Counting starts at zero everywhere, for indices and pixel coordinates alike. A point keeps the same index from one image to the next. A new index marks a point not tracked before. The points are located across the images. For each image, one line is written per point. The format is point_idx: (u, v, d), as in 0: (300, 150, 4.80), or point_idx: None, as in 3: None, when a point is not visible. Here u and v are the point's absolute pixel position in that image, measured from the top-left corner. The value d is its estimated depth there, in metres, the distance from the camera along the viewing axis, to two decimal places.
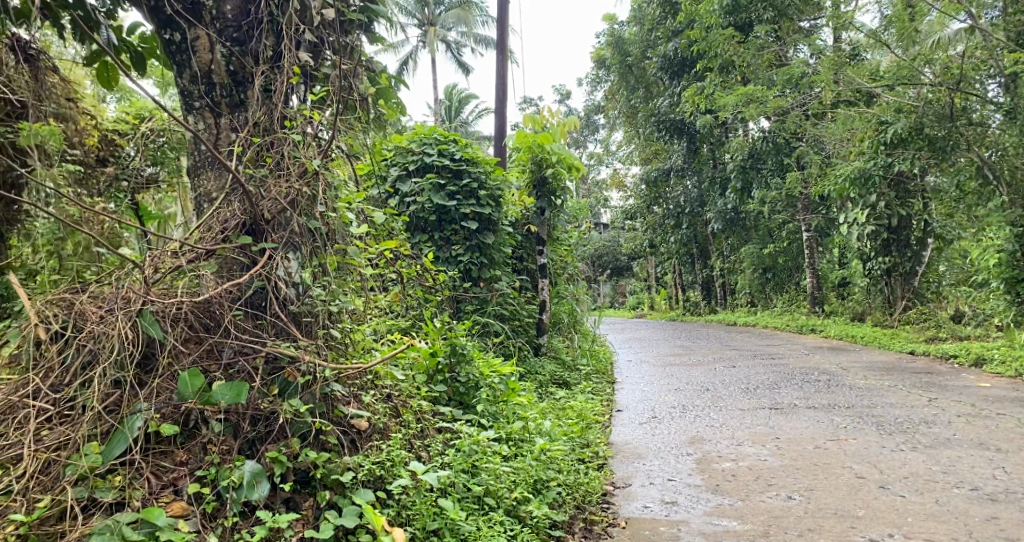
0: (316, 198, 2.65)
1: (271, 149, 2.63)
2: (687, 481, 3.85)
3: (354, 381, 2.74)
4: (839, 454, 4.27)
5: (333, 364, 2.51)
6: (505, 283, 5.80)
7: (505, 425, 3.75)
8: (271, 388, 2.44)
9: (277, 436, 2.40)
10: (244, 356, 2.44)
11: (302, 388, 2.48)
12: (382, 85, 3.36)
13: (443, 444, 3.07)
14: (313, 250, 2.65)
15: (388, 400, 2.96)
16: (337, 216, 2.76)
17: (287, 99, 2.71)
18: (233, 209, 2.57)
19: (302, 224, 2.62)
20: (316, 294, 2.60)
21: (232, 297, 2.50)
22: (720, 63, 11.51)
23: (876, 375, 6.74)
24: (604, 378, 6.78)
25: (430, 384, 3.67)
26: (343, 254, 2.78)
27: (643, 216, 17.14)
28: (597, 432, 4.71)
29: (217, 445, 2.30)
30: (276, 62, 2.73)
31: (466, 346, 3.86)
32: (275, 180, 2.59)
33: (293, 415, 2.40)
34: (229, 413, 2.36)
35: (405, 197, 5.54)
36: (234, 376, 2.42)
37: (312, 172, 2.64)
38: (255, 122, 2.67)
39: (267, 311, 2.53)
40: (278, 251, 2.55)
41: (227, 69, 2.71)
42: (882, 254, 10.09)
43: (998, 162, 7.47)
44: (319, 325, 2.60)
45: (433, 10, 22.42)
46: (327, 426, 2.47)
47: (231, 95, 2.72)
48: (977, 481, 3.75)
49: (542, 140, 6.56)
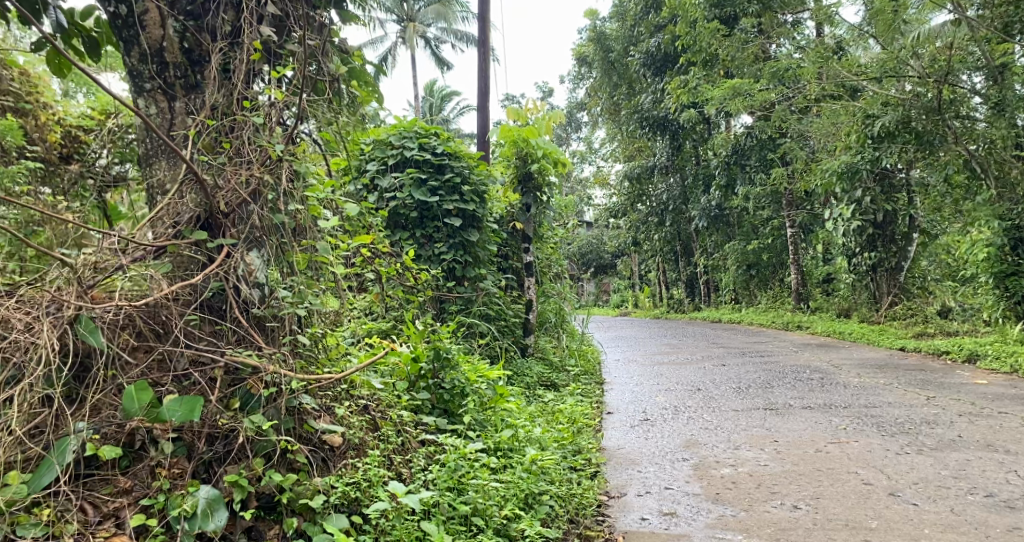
0: (279, 189, 2.40)
1: (230, 134, 2.37)
2: (686, 489, 3.63)
3: (327, 392, 2.49)
4: (844, 458, 4.07)
5: (301, 374, 2.26)
6: (491, 282, 5.58)
7: (492, 435, 3.48)
8: (231, 402, 2.18)
9: (237, 457, 2.13)
10: (200, 368, 2.18)
11: (266, 401, 2.22)
12: (355, 65, 3.11)
13: (427, 459, 2.81)
14: (278, 247, 2.41)
15: (366, 412, 2.72)
16: (305, 209, 2.50)
17: (249, 78, 2.45)
18: (186, 201, 2.30)
19: (264, 218, 2.36)
20: (283, 296, 2.35)
21: (185, 301, 2.23)
22: (703, 57, 11.32)
23: (869, 373, 6.56)
24: (593, 379, 6.55)
25: (412, 392, 3.40)
26: (312, 251, 2.53)
27: (626, 213, 16.93)
28: (588, 438, 4.46)
29: (167, 469, 2.04)
30: (236, 39, 2.46)
31: (451, 350, 3.55)
32: (234, 168, 2.33)
33: (256, 433, 2.14)
34: (181, 431, 2.09)
35: (385, 194, 5.30)
36: (188, 390, 2.16)
37: (276, 159, 2.38)
38: (212, 104, 2.39)
39: (228, 316, 2.27)
40: (238, 247, 2.31)
41: (181, 46, 2.42)
42: (868, 250, 9.94)
43: (985, 156, 7.33)
44: (286, 330, 2.33)
45: (412, 5, 22.09)
46: (294, 445, 2.21)
47: (186, 76, 2.43)
48: (991, 487, 3.56)
49: (526, 134, 6.30)
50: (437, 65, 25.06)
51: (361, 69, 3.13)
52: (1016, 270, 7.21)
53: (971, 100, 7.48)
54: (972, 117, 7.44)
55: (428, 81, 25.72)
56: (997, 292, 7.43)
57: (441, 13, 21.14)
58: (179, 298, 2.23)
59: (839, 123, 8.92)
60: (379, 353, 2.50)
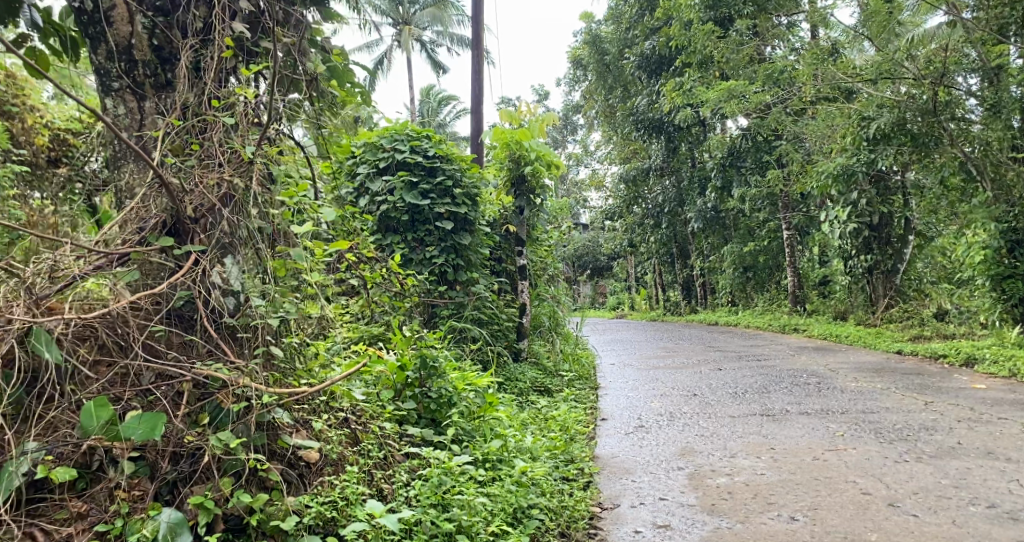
0: (251, 192, 2.30)
1: (199, 134, 2.27)
2: (681, 500, 3.53)
3: (303, 405, 2.39)
4: (842, 466, 3.97)
5: (273, 388, 2.16)
6: (483, 286, 5.47)
7: (480, 446, 3.36)
8: (200, 417, 2.09)
9: (203, 477, 2.05)
10: (167, 382, 2.09)
11: (236, 416, 2.13)
12: (334, 63, 3.01)
13: (410, 473, 2.70)
14: (252, 254, 2.31)
15: (346, 425, 2.61)
16: (280, 214, 2.41)
17: (220, 76, 2.35)
18: (151, 206, 2.20)
19: (235, 223, 2.26)
20: (257, 305, 2.25)
21: (151, 310, 2.13)
22: (698, 59, 11.24)
23: (867, 377, 6.47)
24: (588, 384, 6.45)
25: (398, 402, 3.28)
26: (287, 259, 2.43)
27: (622, 215, 16.83)
28: (581, 446, 4.36)
29: (127, 491, 1.96)
30: (207, 35, 2.36)
31: (438, 358, 3.44)
32: (203, 170, 2.23)
33: (222, 451, 2.04)
34: (145, 449, 2.01)
35: (376, 197, 5.21)
36: (155, 405, 2.07)
37: (247, 162, 2.29)
38: (184, 104, 2.29)
39: (197, 328, 2.18)
40: (207, 254, 2.21)
41: (150, 43, 2.32)
42: (864, 252, 9.87)
43: (981, 158, 7.24)
44: (258, 342, 2.24)
45: (408, 8, 22.02)
46: (265, 463, 2.11)
47: (156, 75, 2.33)
48: (993, 497, 3.47)
49: (519, 136, 6.19)
50: (432, 68, 24.98)
51: (342, 68, 3.03)
52: (1013, 273, 7.08)
53: (966, 102, 7.41)
54: (967, 118, 7.36)
55: (425, 85, 25.64)
56: (994, 295, 7.33)
57: (437, 16, 21.07)
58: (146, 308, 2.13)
59: (835, 125, 8.86)
60: (361, 364, 2.40)
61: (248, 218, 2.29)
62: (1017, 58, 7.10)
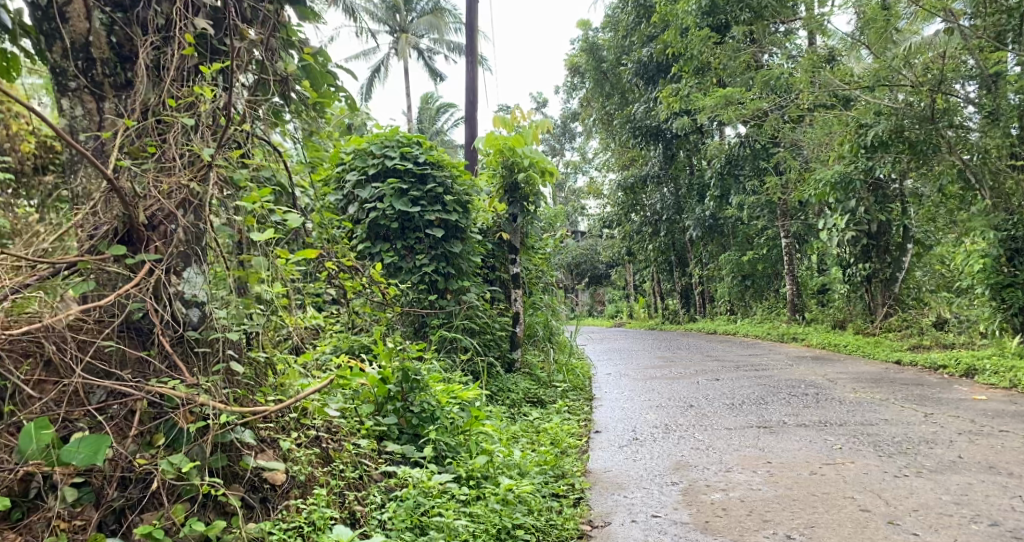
0: (208, 197, 2.20)
1: (157, 136, 2.18)
2: (674, 517, 3.40)
3: (270, 423, 2.31)
4: (840, 481, 3.85)
5: (233, 408, 2.06)
6: (474, 295, 5.36)
7: (465, 462, 3.22)
8: (155, 438, 2.01)
9: (150, 504, 1.98)
10: (119, 399, 2.00)
11: (193, 437, 2.05)
12: (305, 61, 2.84)
13: (385, 494, 2.59)
14: (208, 263, 2.24)
15: (317, 443, 2.51)
16: (242, 220, 2.32)
17: (181, 74, 2.26)
18: (101, 211, 2.08)
19: (189, 231, 2.17)
20: (218, 319, 2.16)
21: (102, 324, 2.04)
22: (695, 65, 11.16)
23: (865, 387, 6.34)
24: (582, 395, 6.32)
25: (378, 417, 3.15)
26: (248, 268, 2.33)
27: (620, 224, 16.70)
28: (572, 460, 4.23)
29: (68, 521, 1.87)
30: (168, 32, 2.27)
31: (422, 371, 3.30)
32: (158, 174, 2.14)
33: (173, 475, 1.97)
34: (91, 475, 1.93)
35: (366, 204, 5.11)
36: (105, 425, 1.98)
37: (203, 162, 2.18)
38: (143, 104, 2.20)
39: (153, 342, 2.09)
40: (162, 264, 2.10)
41: (108, 41, 2.22)
42: (862, 260, 9.76)
43: (980, 166, 7.14)
44: (219, 356, 2.16)
45: (405, 16, 21.90)
46: (220, 489, 2.04)
47: (116, 74, 2.23)
48: (995, 515, 3.34)
49: (512, 143, 6.08)
50: (431, 76, 24.96)
51: (317, 68, 2.89)
52: (1012, 282, 6.95)
53: (964, 110, 7.32)
54: (965, 126, 7.26)
55: (424, 93, 25.61)
56: (994, 304, 7.16)
57: (434, 25, 21.02)
58: (97, 321, 2.04)
59: (833, 133, 8.76)
60: (329, 381, 2.33)
61: (207, 223, 2.21)
62: (1016, 65, 6.97)
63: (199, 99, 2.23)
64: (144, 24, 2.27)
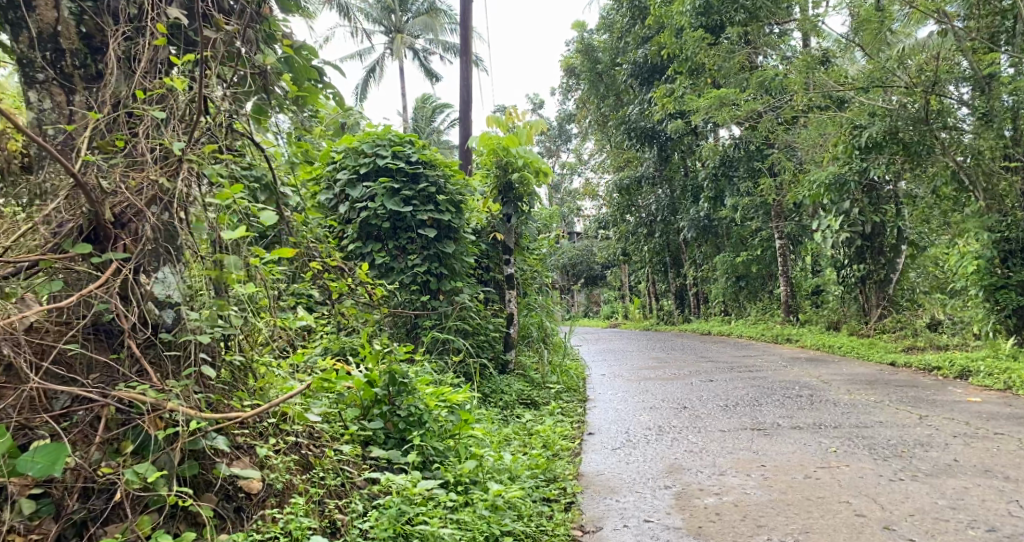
0: (181, 195, 2.14)
1: (127, 130, 2.15)
2: (666, 522, 3.34)
3: (246, 430, 2.26)
4: (834, 485, 3.80)
5: (204, 414, 2.00)
6: (468, 296, 5.29)
7: (453, 467, 3.15)
8: (122, 445, 1.95)
9: (113, 517, 1.91)
10: (84, 404, 1.95)
11: (162, 445, 1.99)
12: (284, 53, 2.76)
13: (368, 503, 2.52)
14: (181, 263, 2.15)
15: (296, 450, 2.46)
16: (215, 218, 2.23)
17: (154, 66, 2.23)
18: (67, 209, 2.03)
19: (158, 228, 2.10)
20: (192, 319, 2.10)
21: (68, 326, 1.98)
22: (690, 66, 11.14)
23: (860, 389, 6.29)
24: (576, 396, 6.26)
25: (364, 421, 3.08)
26: (220, 268, 2.23)
27: (616, 224, 16.64)
28: (563, 463, 4.17)
29: (26, 533, 1.81)
30: (141, 22, 2.25)
31: (409, 375, 3.22)
32: (127, 169, 2.10)
33: (139, 485, 1.91)
34: (51, 486, 1.87)
35: (356, 204, 5.03)
36: (69, 432, 1.93)
37: (175, 157, 2.14)
38: (113, 97, 2.17)
39: (122, 344, 2.04)
40: (129, 264, 2.05)
41: (78, 31, 2.20)
42: (856, 262, 9.73)
43: (974, 167, 7.11)
44: (191, 360, 2.10)
45: (400, 16, 21.77)
46: (187, 500, 1.97)
47: (86, 66, 2.21)
48: (992, 521, 3.29)
49: (505, 143, 5.99)
50: (426, 77, 24.88)
51: (297, 60, 2.81)
52: (1006, 283, 6.92)
53: (957, 111, 7.29)
54: (959, 127, 7.23)
55: (420, 94, 25.54)
56: (986, 305, 7.10)
57: (429, 25, 20.96)
58: (62, 323, 1.98)
59: (827, 134, 8.72)
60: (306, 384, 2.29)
61: (178, 220, 2.14)
62: (1008, 66, 6.94)
63: (169, 92, 2.19)
64: (115, 14, 2.23)
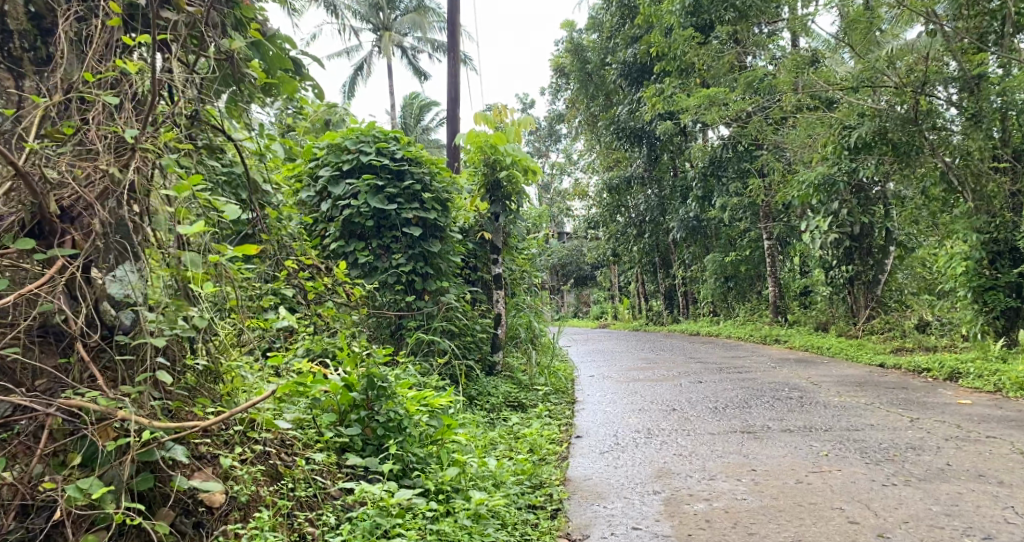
0: (134, 186, 2.02)
1: (78, 117, 2.02)
2: (655, 530, 3.24)
3: (206, 439, 2.17)
4: (827, 491, 3.71)
5: (157, 423, 1.89)
6: (453, 296, 5.17)
7: (434, 475, 3.03)
8: (70, 457, 1.85)
9: (51, 534, 1.81)
10: (28, 412, 1.84)
11: (113, 458, 1.89)
12: (253, 39, 2.61)
13: (340, 515, 2.42)
14: (142, 252, 2.03)
15: (263, 460, 2.37)
16: (172, 212, 2.13)
17: (108, 49, 2.11)
18: (10, 203, 1.91)
19: (109, 222, 1.97)
20: (149, 320, 1.98)
21: (10, 329, 1.87)
22: (678, 65, 11.08)
23: (849, 391, 6.22)
24: (563, 398, 6.14)
25: (340, 427, 2.96)
26: (179, 266, 2.12)
27: (605, 225, 16.55)
28: (550, 468, 4.05)
29: None
30: (94, 3, 2.15)
31: (389, 378, 3.09)
32: (76, 159, 1.98)
33: (84, 502, 1.81)
34: None
35: (339, 201, 4.89)
36: (9, 443, 1.82)
37: (128, 145, 2.02)
38: (65, 83, 2.06)
39: (71, 347, 1.93)
40: (77, 262, 1.92)
41: (28, 11, 2.12)
42: (845, 262, 9.67)
43: (962, 168, 7.06)
44: (147, 364, 1.99)
45: (388, 14, 21.56)
46: (136, 518, 1.85)
47: (36, 49, 2.13)
48: (988, 528, 3.21)
49: (493, 140, 5.88)
50: (415, 75, 24.73)
51: (268, 47, 2.68)
52: (995, 284, 6.87)
53: (946, 112, 7.21)
54: (948, 127, 7.18)
55: (408, 92, 25.37)
56: (975, 306, 7.04)
57: (418, 23, 20.80)
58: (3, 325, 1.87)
59: (816, 134, 8.64)
60: (272, 391, 2.19)
61: (133, 215, 2.02)
62: (996, 67, 6.88)
63: (122, 75, 2.08)
64: None
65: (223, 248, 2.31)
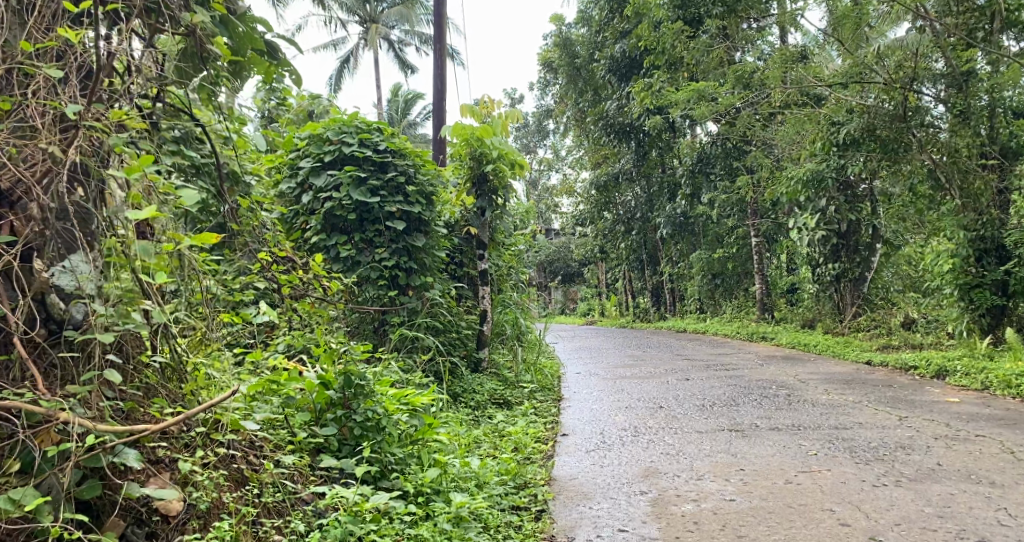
0: (77, 167, 1.91)
1: (18, 90, 1.91)
2: (642, 532, 3.13)
3: (163, 441, 2.07)
4: (817, 492, 3.62)
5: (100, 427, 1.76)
6: (438, 291, 5.04)
7: (414, 477, 2.91)
8: (9, 464, 1.73)
9: None
10: None
11: (57, 463, 1.78)
12: (218, 13, 2.46)
13: (310, 522, 2.30)
14: (88, 242, 1.92)
15: (225, 466, 2.26)
16: (125, 196, 1.99)
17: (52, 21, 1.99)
18: None
19: (50, 207, 1.87)
20: (96, 313, 1.88)
21: None
22: (666, 60, 10.93)
23: (837, 389, 6.15)
24: (549, 396, 6.05)
25: (314, 427, 2.84)
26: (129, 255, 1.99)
27: (593, 221, 16.44)
28: (535, 468, 3.94)
29: None
30: None
31: (367, 376, 2.95)
32: (16, 138, 1.86)
33: (17, 515, 1.68)
34: None
35: (320, 193, 4.74)
36: None
37: (71, 122, 1.91)
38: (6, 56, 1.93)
39: (9, 344, 1.81)
40: (14, 249, 1.80)
41: None
42: (831, 260, 9.59)
43: (950, 167, 6.93)
44: (95, 362, 1.88)
45: (375, 6, 21.24)
46: (73, 532, 1.72)
47: None
48: (981, 531, 3.12)
49: (479, 133, 5.67)
50: (401, 69, 24.47)
51: (237, 24, 2.54)
52: (981, 282, 6.81)
53: (934, 109, 7.19)
54: (934, 126, 7.14)
55: (392, 86, 25.08)
56: (961, 304, 7.00)
57: (405, 15, 20.49)
58: None
59: (803, 130, 8.51)
60: (233, 391, 2.08)
61: (78, 199, 1.91)
62: (985, 64, 6.81)
63: (65, 46, 1.97)
64: None
65: (181, 236, 2.19)
